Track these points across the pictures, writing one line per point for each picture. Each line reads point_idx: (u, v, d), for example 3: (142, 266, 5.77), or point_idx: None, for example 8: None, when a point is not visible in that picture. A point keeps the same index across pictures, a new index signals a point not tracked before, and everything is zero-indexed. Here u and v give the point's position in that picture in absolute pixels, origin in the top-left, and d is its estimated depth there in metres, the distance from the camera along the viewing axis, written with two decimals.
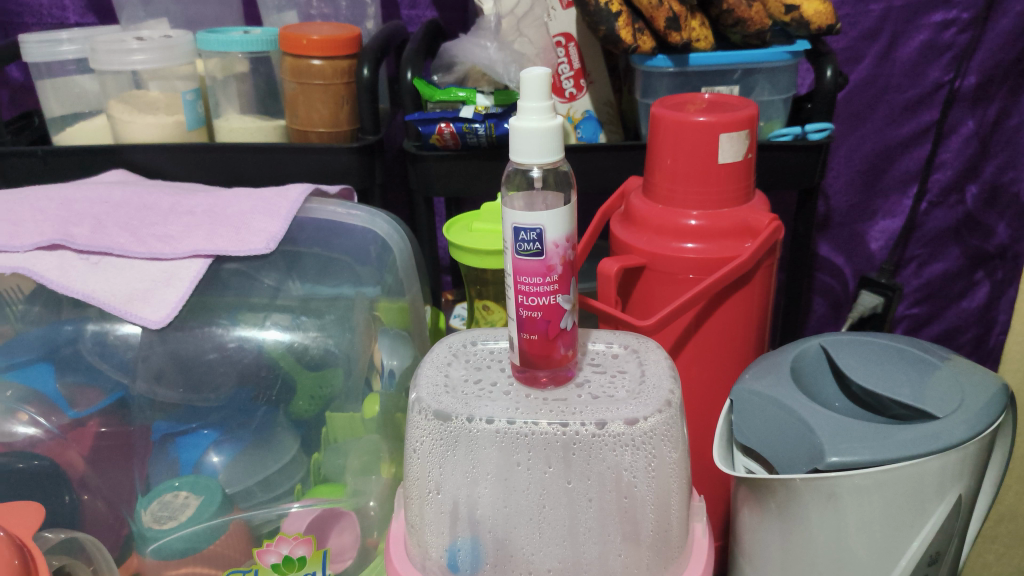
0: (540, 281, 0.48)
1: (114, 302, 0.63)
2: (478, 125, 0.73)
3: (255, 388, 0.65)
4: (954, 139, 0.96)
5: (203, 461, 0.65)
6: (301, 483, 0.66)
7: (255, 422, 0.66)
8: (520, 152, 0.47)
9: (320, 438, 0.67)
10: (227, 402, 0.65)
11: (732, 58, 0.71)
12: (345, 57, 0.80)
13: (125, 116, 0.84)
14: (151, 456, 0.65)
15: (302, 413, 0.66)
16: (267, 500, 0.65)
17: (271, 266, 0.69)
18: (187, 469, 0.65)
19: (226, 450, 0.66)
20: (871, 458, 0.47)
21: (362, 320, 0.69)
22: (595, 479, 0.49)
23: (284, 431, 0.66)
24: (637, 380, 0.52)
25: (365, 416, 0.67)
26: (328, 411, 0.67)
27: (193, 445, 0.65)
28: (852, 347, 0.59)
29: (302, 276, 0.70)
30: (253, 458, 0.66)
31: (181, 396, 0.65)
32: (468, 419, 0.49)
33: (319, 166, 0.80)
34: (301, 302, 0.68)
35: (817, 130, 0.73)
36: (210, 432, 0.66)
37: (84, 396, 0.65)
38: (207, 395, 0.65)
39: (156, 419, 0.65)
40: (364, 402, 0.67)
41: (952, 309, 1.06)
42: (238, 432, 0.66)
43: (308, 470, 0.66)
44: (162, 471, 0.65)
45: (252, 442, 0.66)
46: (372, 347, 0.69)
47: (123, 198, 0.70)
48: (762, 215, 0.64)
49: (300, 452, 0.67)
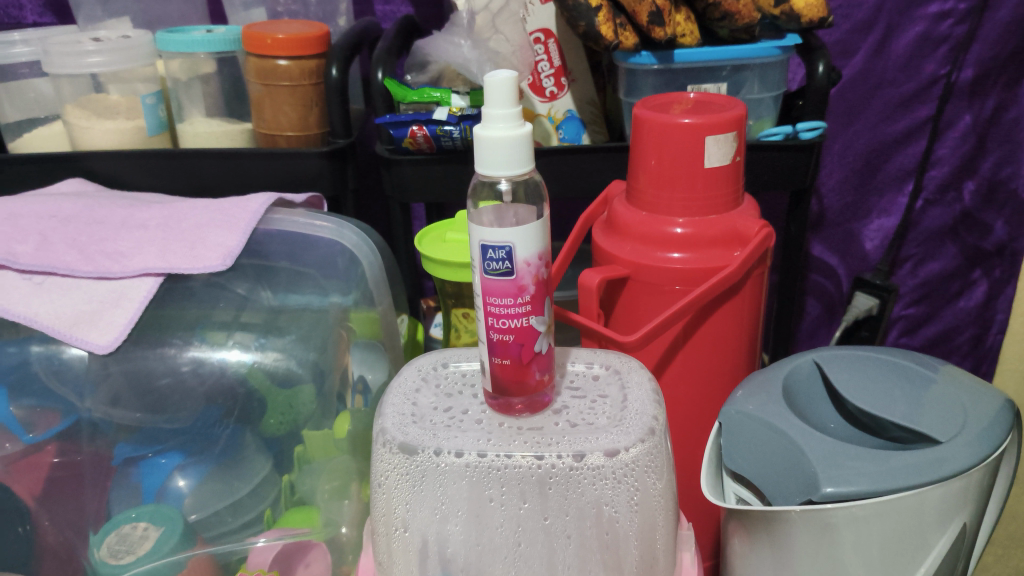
0: (511, 302, 0.45)
1: (58, 325, 0.59)
2: (452, 128, 0.68)
3: (224, 405, 0.60)
4: (950, 134, 0.92)
5: (168, 485, 0.62)
6: (271, 508, 0.63)
7: (223, 441, 0.61)
8: (487, 163, 0.44)
9: (292, 458, 0.62)
10: (195, 424, 0.61)
11: (719, 54, 0.67)
12: (313, 57, 0.75)
13: (83, 121, 0.79)
14: (112, 484, 0.62)
15: (273, 431, 0.61)
16: (234, 529, 0.62)
17: (241, 275, 0.65)
18: (149, 496, 0.62)
19: (192, 474, 0.62)
20: (868, 488, 0.44)
21: (335, 333, 0.65)
22: (573, 514, 0.45)
23: (255, 453, 0.62)
24: (619, 406, 0.48)
25: (336, 437, 0.63)
26: (303, 429, 0.62)
27: (155, 470, 0.62)
28: (847, 362, 0.56)
29: (273, 286, 0.66)
30: (219, 483, 0.62)
31: (142, 416, 0.61)
32: (435, 453, 0.45)
33: (286, 172, 0.76)
34: (270, 315, 0.64)
35: (810, 128, 0.69)
36: (172, 456, 0.62)
37: (40, 417, 0.61)
38: (175, 413, 0.60)
39: (119, 441, 0.61)
40: (337, 419, 0.63)
41: (949, 308, 1.03)
42: (203, 456, 0.62)
43: (279, 493, 0.63)
44: (123, 499, 0.62)
45: (219, 466, 0.62)
46: (346, 361, 0.66)
47: (72, 211, 0.66)
48: (751, 222, 0.61)
49: (272, 473, 0.62)
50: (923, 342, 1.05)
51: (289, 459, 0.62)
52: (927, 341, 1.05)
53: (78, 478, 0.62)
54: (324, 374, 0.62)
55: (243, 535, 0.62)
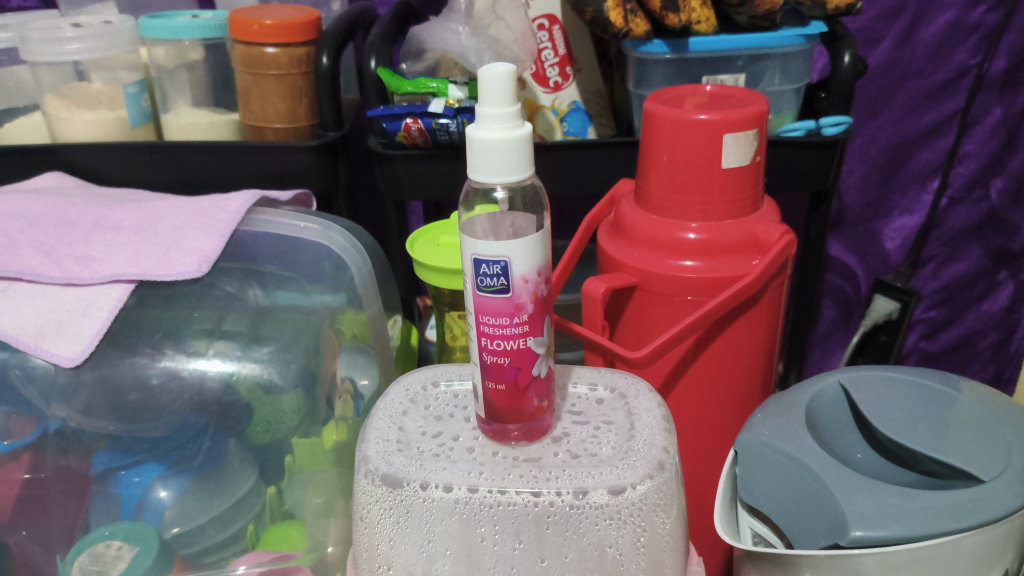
0: (506, 322, 0.40)
1: (22, 336, 0.55)
2: (449, 122, 0.63)
3: (209, 415, 0.56)
4: (979, 129, 0.87)
5: (149, 496, 0.56)
6: (255, 522, 0.57)
7: (204, 450, 0.56)
8: (481, 168, 0.39)
9: (281, 467, 0.57)
10: (175, 432, 0.56)
11: (738, 42, 0.62)
12: (303, 44, 0.69)
13: (62, 111, 0.73)
14: (91, 492, 0.57)
15: (259, 440, 0.56)
16: (220, 541, 0.56)
17: (230, 274, 0.62)
18: (127, 513, 0.56)
19: (174, 485, 0.56)
20: (902, 533, 0.41)
21: (329, 336, 0.60)
22: (574, 557, 0.41)
23: (240, 459, 0.57)
24: (625, 435, 0.44)
25: (323, 447, 0.58)
26: (294, 437, 0.57)
27: (136, 480, 0.56)
28: (875, 386, 0.52)
29: (263, 283, 0.62)
30: (203, 494, 0.56)
31: (118, 426, 0.56)
32: (421, 487, 0.41)
33: (273, 167, 0.70)
34: (257, 315, 0.60)
35: (833, 123, 0.64)
36: (156, 464, 0.56)
37: (19, 423, 0.56)
38: (154, 422, 0.55)
39: (98, 448, 0.56)
40: (324, 428, 0.58)
41: (973, 312, 0.98)
42: (188, 465, 0.56)
43: (264, 504, 0.57)
44: (102, 512, 0.56)
45: (203, 476, 0.56)
46: (334, 364, 0.61)
47: (43, 211, 0.62)
48: (772, 228, 0.56)
49: (259, 481, 0.57)
50: (944, 347, 1.00)
51: (278, 468, 0.57)
52: (948, 346, 1.00)
53: (44, 499, 0.57)
54: (315, 379, 0.57)
55: (226, 555, 0.56)
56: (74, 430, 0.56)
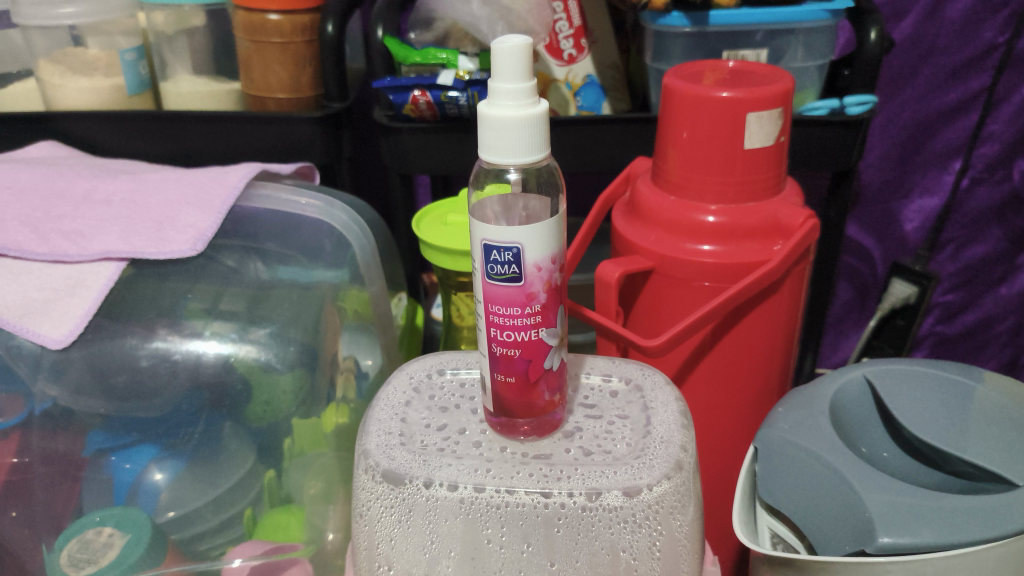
0: (518, 312, 0.39)
1: (5, 317, 0.53)
2: (458, 94, 0.59)
3: (207, 393, 0.53)
4: (1004, 109, 0.81)
5: (143, 479, 0.53)
6: (252, 507, 0.55)
7: (197, 434, 0.53)
8: (495, 149, 0.37)
9: (281, 449, 0.55)
10: (168, 414, 0.53)
11: (762, 16, 0.58)
12: (308, 10, 0.65)
13: (54, 78, 0.69)
14: (83, 478, 0.54)
15: (258, 419, 0.54)
16: (212, 529, 0.54)
17: (231, 246, 0.59)
18: (121, 497, 0.53)
19: (170, 468, 0.53)
20: (934, 541, 0.41)
21: (328, 313, 0.58)
22: (585, 560, 0.40)
23: (235, 441, 0.54)
24: (641, 431, 0.44)
25: (324, 429, 0.56)
26: (295, 419, 0.54)
27: (131, 461, 0.53)
28: (902, 381, 0.54)
29: (265, 257, 0.60)
30: (198, 476, 0.54)
31: (109, 407, 0.53)
32: (425, 485, 0.40)
33: (276, 139, 0.67)
34: (256, 293, 0.57)
35: (859, 101, 0.60)
36: (151, 446, 0.53)
37: (5, 403, 0.53)
38: (146, 403, 0.53)
39: (93, 428, 0.53)
40: (326, 409, 0.56)
41: (990, 295, 0.91)
42: (183, 447, 0.53)
43: (261, 488, 0.55)
44: (96, 496, 0.54)
45: (199, 458, 0.53)
46: (336, 343, 0.59)
47: (30, 182, 0.60)
48: (796, 212, 0.53)
49: (256, 464, 0.54)
50: (959, 332, 0.94)
51: (276, 452, 0.55)
52: (965, 330, 0.93)
53: (29, 484, 0.54)
54: (316, 361, 0.55)
55: (220, 542, 0.54)
56: (63, 411, 0.53)
